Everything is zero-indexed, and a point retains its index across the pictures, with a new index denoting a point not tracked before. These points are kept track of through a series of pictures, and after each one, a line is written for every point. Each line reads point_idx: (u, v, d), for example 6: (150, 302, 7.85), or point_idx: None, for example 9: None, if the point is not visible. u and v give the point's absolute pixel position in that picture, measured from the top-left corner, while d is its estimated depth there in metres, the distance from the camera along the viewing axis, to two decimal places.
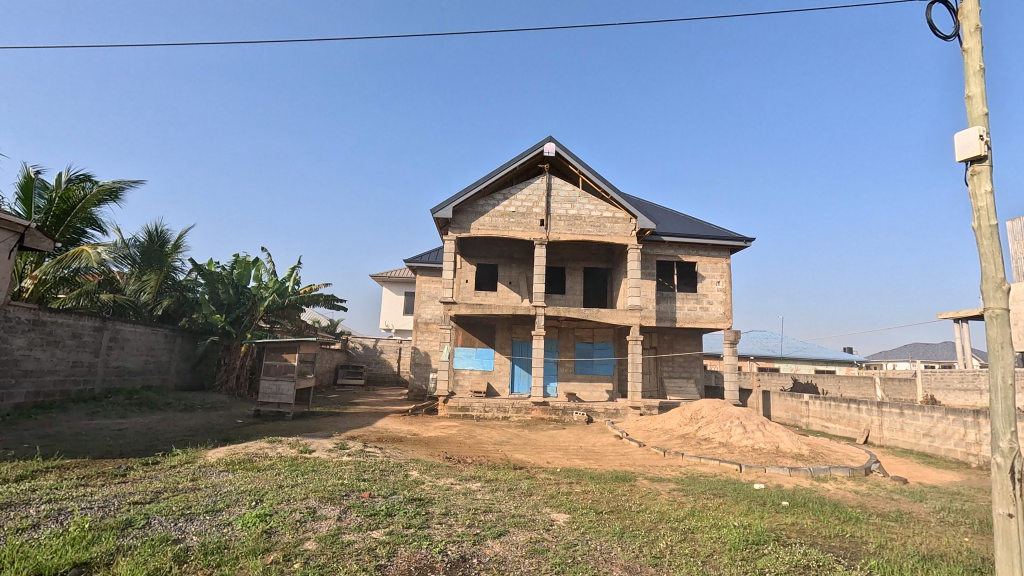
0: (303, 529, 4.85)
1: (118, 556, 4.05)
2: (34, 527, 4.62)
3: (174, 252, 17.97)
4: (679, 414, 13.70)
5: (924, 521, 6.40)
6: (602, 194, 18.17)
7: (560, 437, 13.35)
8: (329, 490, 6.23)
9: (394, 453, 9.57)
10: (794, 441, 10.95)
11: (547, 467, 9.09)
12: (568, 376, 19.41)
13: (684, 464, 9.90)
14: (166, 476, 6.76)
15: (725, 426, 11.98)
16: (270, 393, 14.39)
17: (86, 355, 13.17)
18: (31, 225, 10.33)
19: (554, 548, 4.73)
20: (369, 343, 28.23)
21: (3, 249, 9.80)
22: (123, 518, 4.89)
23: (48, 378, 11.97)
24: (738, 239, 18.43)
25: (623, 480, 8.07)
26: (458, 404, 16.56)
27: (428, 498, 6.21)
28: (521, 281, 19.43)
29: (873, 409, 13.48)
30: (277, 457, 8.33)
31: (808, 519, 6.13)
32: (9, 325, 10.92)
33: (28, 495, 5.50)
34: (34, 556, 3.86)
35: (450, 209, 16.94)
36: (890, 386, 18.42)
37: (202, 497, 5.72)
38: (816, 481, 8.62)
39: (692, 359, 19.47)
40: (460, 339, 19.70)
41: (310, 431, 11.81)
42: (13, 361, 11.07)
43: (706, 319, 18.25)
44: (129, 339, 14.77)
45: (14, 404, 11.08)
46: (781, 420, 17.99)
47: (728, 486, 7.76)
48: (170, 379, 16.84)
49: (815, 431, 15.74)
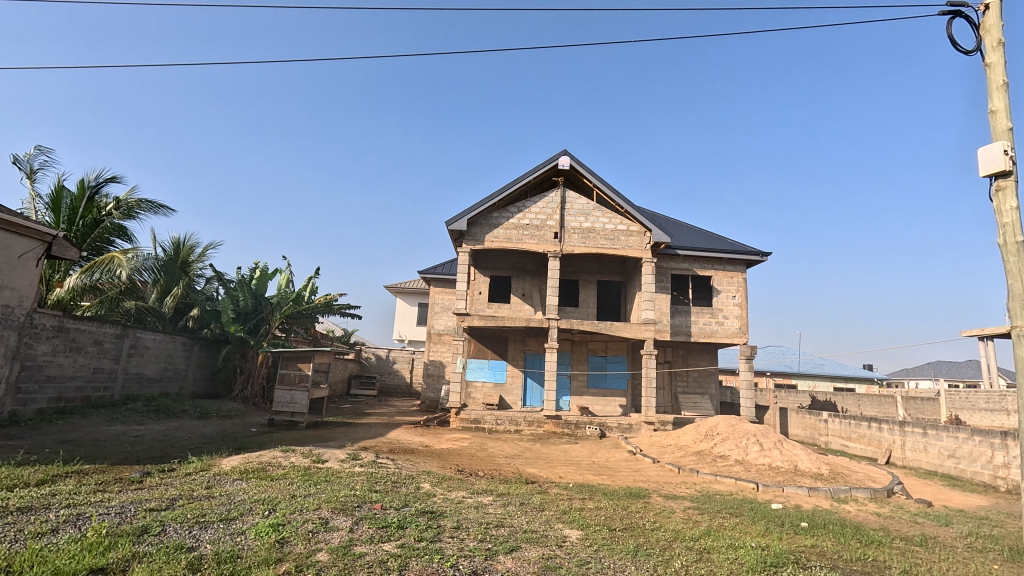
0: (315, 540, 4.85)
1: (133, 563, 4.07)
2: (54, 531, 4.67)
3: (195, 264, 18.42)
4: (694, 430, 13.47)
5: (949, 547, 6.19)
6: (616, 208, 18.17)
7: (572, 452, 13.18)
8: (341, 501, 6.22)
9: (406, 464, 9.57)
10: (813, 460, 10.70)
11: (559, 482, 9.00)
12: (581, 390, 19.27)
13: (699, 481, 9.73)
14: (182, 484, 6.81)
15: (741, 443, 11.75)
16: (284, 402, 14.46)
17: (107, 362, 13.44)
18: (59, 234, 10.69)
19: (567, 564, 4.67)
20: (382, 353, 28.38)
21: (31, 258, 10.25)
22: (139, 525, 4.94)
23: (70, 385, 12.19)
24: (755, 253, 18.23)
25: (637, 497, 7.92)
26: (469, 416, 16.48)
27: (440, 511, 6.15)
28: (534, 294, 19.41)
29: (895, 428, 13.12)
30: (291, 467, 8.38)
31: (829, 542, 5.96)
32: (34, 330, 11.21)
33: (47, 500, 5.58)
34: (52, 561, 3.90)
35: (464, 221, 17.03)
36: (913, 405, 17.93)
37: (216, 506, 5.76)
38: (836, 503, 8.39)
39: (707, 375, 19.23)
40: (473, 351, 19.70)
41: (323, 441, 11.82)
42: (36, 367, 11.31)
43: (721, 334, 18.01)
44: (149, 346, 15.05)
45: (36, 409, 11.26)
46: (799, 438, 17.59)
47: (744, 505, 7.60)
48: (187, 388, 17.04)
49: (834, 450, 15.35)
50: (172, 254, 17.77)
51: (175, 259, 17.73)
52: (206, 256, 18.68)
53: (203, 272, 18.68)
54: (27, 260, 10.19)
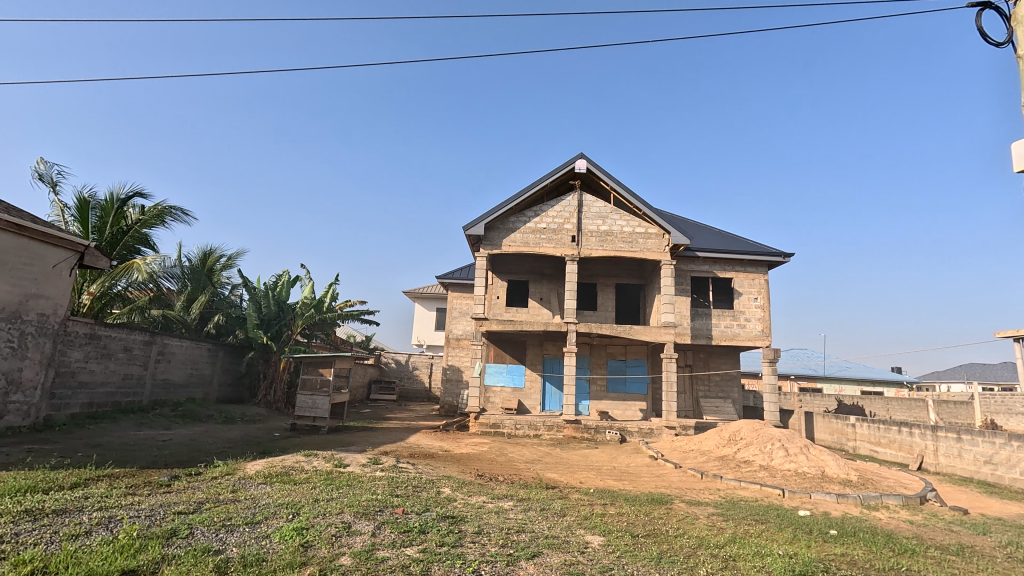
0: (338, 544, 4.89)
1: (163, 565, 4.16)
2: (87, 534, 4.81)
3: (220, 272, 18.84)
4: (717, 434, 13.24)
5: (987, 556, 5.96)
6: (633, 210, 18.04)
7: (592, 457, 13.08)
8: (364, 505, 6.27)
9: (426, 469, 9.61)
10: (841, 466, 10.42)
11: (580, 487, 8.93)
12: (600, 395, 19.13)
13: (723, 487, 9.56)
14: (208, 487, 6.95)
15: (766, 448, 11.52)
16: (306, 407, 14.66)
17: (136, 368, 13.80)
18: (91, 243, 11.07)
19: (590, 571, 4.62)
20: (401, 358, 28.61)
21: (65, 267, 10.61)
22: (168, 527, 5.05)
23: (101, 390, 12.54)
24: (777, 254, 17.93)
25: (659, 502, 7.81)
26: (488, 421, 16.46)
27: (461, 516, 6.16)
28: (552, 297, 19.36)
29: (927, 433, 12.71)
30: (313, 471, 8.48)
31: (860, 550, 5.78)
32: (68, 338, 11.58)
33: (81, 503, 5.74)
34: (87, 562, 4.01)
35: (482, 225, 17.10)
36: (945, 409, 17.36)
37: (241, 509, 5.85)
38: (866, 509, 8.16)
39: (729, 378, 18.92)
40: (491, 355, 19.73)
41: (344, 445, 11.95)
42: (70, 373, 11.67)
43: (743, 337, 17.71)
44: (175, 352, 15.42)
45: (69, 414, 11.61)
46: (825, 443, 17.15)
47: (770, 512, 7.43)
48: (213, 393, 17.40)
49: (863, 456, 14.94)
50: (198, 262, 18.22)
51: (201, 268, 18.16)
52: (230, 265, 19.10)
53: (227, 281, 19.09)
54: (61, 269, 10.55)
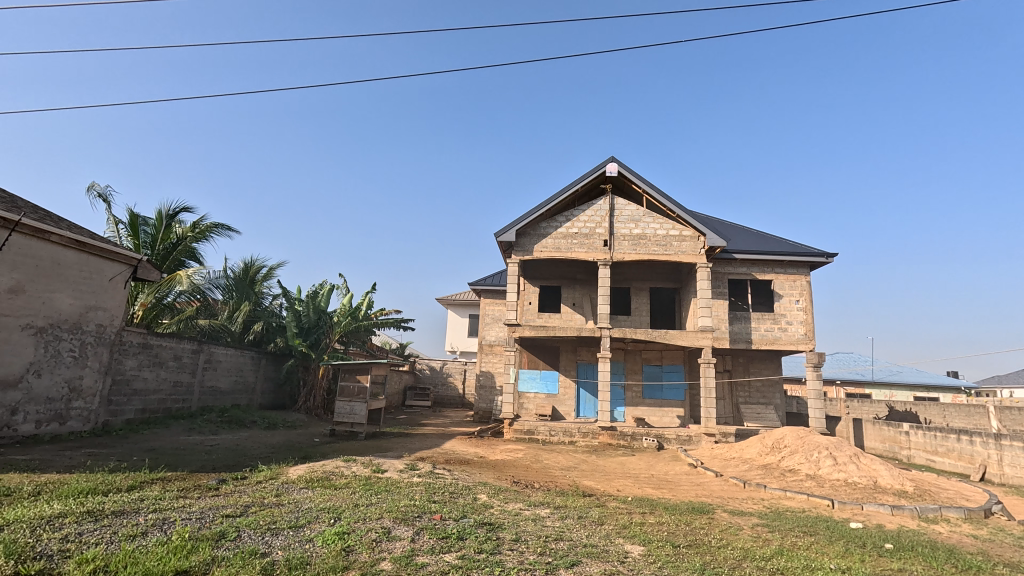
0: (379, 549, 4.95)
1: (213, 566, 4.31)
2: (143, 534, 5.03)
3: (262, 283, 19.52)
4: (759, 442, 12.80)
5: None
6: (667, 213, 17.75)
7: (629, 464, 12.86)
8: (402, 511, 6.33)
9: (462, 475, 9.65)
10: (895, 476, 9.90)
11: (617, 495, 8.79)
12: (636, 401, 18.81)
13: (767, 497, 9.22)
14: (253, 491, 7.17)
15: (812, 457, 11.06)
16: (345, 413, 14.97)
17: (185, 375, 14.42)
18: (143, 257, 11.67)
19: None
20: (436, 365, 28.92)
21: (120, 280, 11.20)
22: (217, 530, 5.23)
23: (153, 397, 13.16)
24: (819, 255, 17.28)
25: (700, 512, 7.60)
26: (523, 427, 16.42)
27: (498, 523, 6.15)
28: (585, 303, 19.22)
29: (990, 442, 11.94)
30: (352, 476, 8.64)
31: (919, 566, 5.47)
32: (123, 347, 12.22)
33: (137, 504, 6.02)
34: (143, 562, 4.19)
35: (513, 232, 17.15)
36: (1009, 417, 16.28)
37: (285, 513, 6.01)
38: (924, 522, 7.72)
39: (770, 384, 18.30)
40: (524, 361, 19.71)
41: (381, 451, 12.15)
42: (126, 380, 12.30)
43: (785, 341, 17.11)
44: (221, 360, 16.05)
45: (125, 419, 12.24)
46: (877, 452, 16.34)
47: (819, 524, 7.12)
48: (256, 399, 18.00)
49: (918, 465, 14.15)
50: (241, 274, 18.95)
51: (244, 279, 18.87)
52: (271, 275, 19.76)
53: (269, 291, 19.75)
54: (116, 282, 11.14)
